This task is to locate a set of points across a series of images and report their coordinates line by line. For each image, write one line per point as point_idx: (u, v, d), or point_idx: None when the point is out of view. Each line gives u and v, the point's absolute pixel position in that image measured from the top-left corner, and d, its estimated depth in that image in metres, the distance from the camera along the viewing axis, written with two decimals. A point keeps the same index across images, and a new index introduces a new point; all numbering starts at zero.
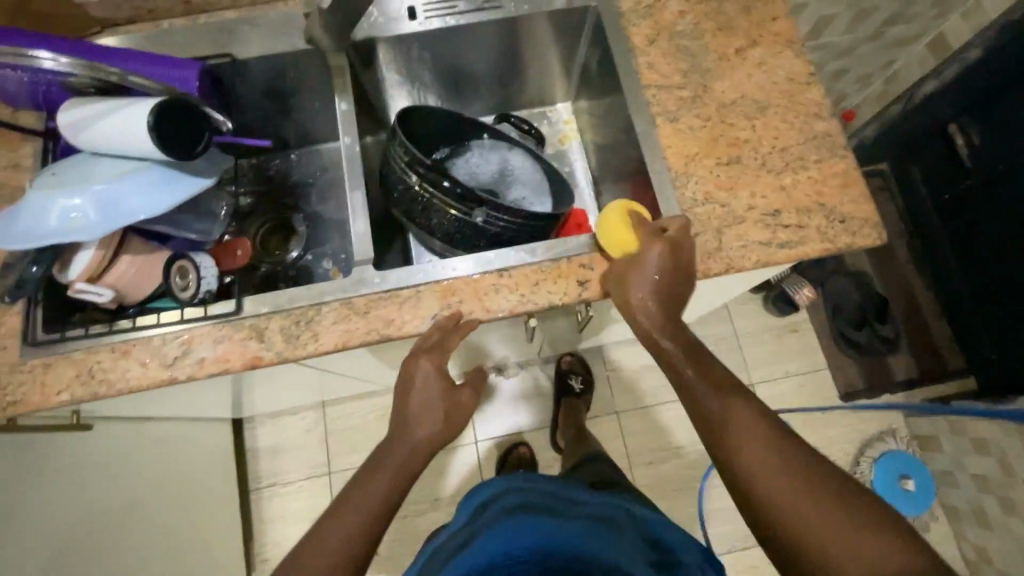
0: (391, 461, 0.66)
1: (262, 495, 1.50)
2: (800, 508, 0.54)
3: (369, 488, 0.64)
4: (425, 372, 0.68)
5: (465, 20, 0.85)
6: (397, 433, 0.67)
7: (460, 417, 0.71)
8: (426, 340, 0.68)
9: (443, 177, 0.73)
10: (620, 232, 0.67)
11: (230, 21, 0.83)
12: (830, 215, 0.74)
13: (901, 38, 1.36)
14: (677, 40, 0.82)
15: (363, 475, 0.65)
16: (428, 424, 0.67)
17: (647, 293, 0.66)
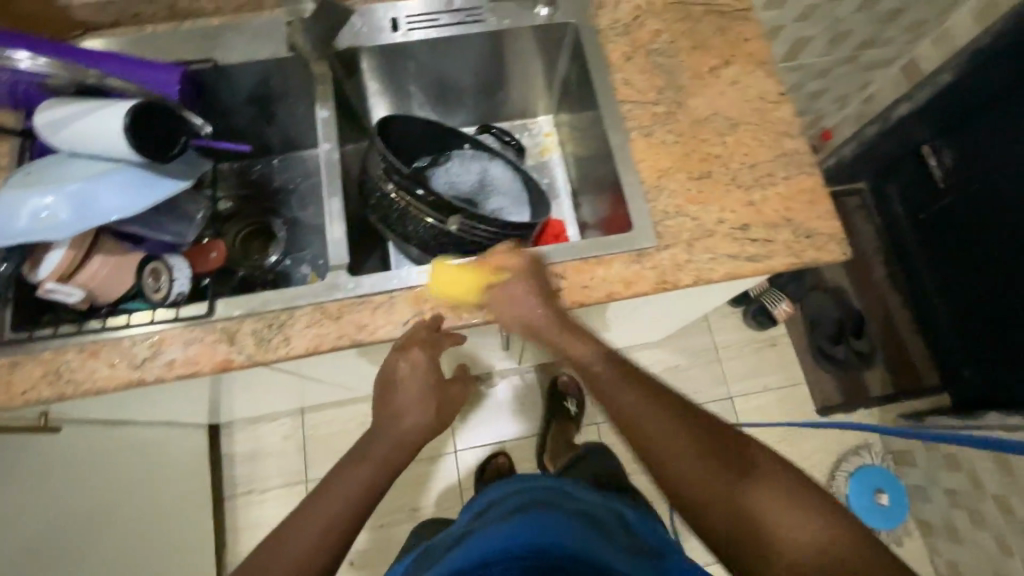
0: (376, 452, 0.68)
1: (237, 502, 1.48)
2: (718, 499, 0.55)
3: (352, 475, 0.67)
4: (416, 361, 0.69)
5: (447, 33, 0.86)
6: (384, 423, 0.70)
7: (450, 408, 0.75)
8: (414, 335, 0.69)
9: (418, 185, 0.73)
10: (451, 277, 0.70)
11: (214, 26, 0.84)
12: (797, 230, 0.76)
13: (876, 62, 1.40)
14: (654, 57, 0.84)
15: (347, 463, 0.68)
16: (414, 418, 0.70)
17: (528, 310, 0.68)
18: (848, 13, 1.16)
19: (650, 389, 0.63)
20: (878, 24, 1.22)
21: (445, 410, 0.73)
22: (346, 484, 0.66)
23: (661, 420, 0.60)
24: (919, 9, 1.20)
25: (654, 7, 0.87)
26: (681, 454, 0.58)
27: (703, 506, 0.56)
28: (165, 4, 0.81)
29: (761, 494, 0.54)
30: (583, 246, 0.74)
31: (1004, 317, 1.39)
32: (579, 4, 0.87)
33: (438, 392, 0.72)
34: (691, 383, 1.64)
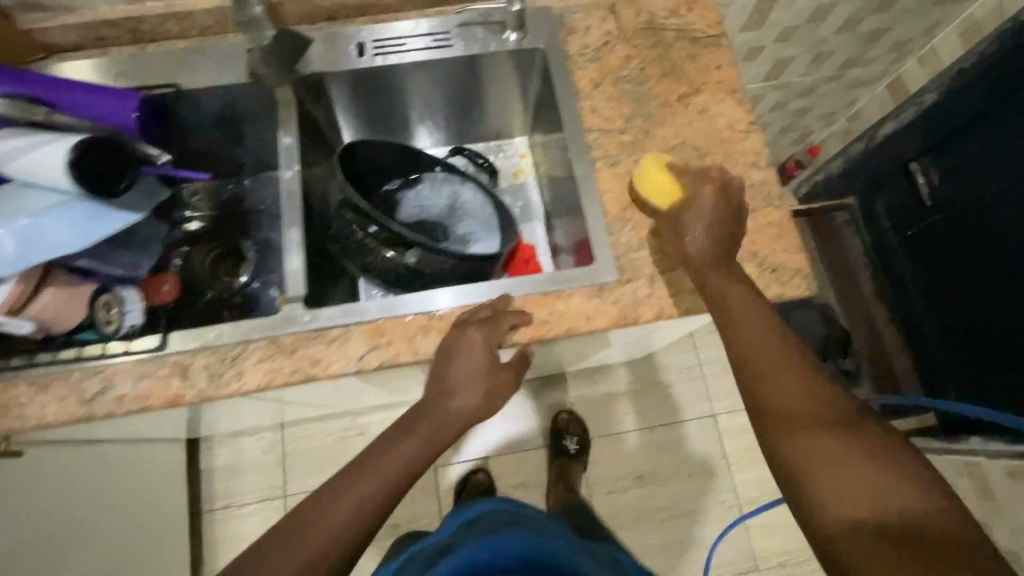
0: (419, 430, 0.66)
1: (215, 517, 1.48)
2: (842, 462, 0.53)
3: (392, 453, 0.65)
4: (472, 342, 0.67)
5: (415, 58, 0.84)
6: (436, 400, 0.67)
7: (496, 396, 0.70)
8: (478, 313, 0.70)
9: (370, 221, 0.73)
10: (659, 182, 0.71)
11: (174, 49, 0.82)
12: (761, 264, 0.75)
13: (863, 80, 1.37)
14: (622, 85, 0.83)
15: (390, 437, 0.66)
16: (460, 400, 0.67)
17: (699, 230, 0.67)
18: (831, 33, 1.14)
19: (789, 347, 0.60)
20: (861, 43, 1.21)
21: (497, 391, 0.69)
22: (385, 462, 0.64)
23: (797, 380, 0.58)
24: (904, 29, 1.18)
25: (624, 33, 0.86)
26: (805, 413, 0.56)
27: (826, 465, 0.53)
28: (128, 28, 0.80)
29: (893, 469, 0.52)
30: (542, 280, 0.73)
31: (993, 338, 1.38)
32: (549, 29, 0.85)
33: (496, 372, 0.69)
34: (676, 400, 1.62)
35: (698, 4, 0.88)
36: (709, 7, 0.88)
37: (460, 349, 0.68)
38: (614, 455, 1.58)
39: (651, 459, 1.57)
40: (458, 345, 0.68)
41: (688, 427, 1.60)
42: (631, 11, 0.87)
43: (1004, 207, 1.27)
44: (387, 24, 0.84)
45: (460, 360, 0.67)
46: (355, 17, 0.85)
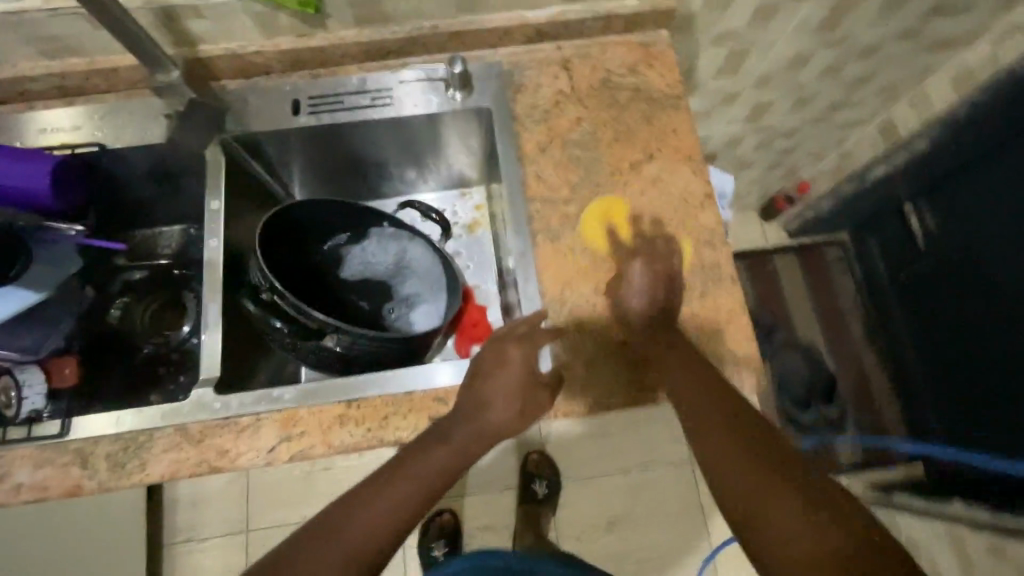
0: (454, 439, 0.60)
1: (175, 551, 1.45)
2: (783, 524, 0.48)
3: (425, 464, 0.59)
4: (507, 359, 0.64)
5: (355, 117, 0.80)
6: (468, 411, 0.62)
7: (537, 408, 0.64)
8: (517, 330, 0.67)
9: (273, 317, 0.71)
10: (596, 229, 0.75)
11: (100, 105, 0.78)
12: (707, 354, 0.70)
13: (851, 121, 1.30)
14: (570, 150, 0.78)
15: (421, 448, 0.60)
16: (499, 412, 0.62)
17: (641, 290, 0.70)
18: (812, 79, 1.08)
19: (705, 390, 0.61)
20: (846, 88, 1.14)
21: (535, 412, 0.64)
22: (417, 473, 0.58)
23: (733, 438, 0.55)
24: (891, 74, 1.12)
25: (577, 92, 0.81)
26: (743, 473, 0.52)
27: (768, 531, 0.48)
28: (52, 84, 0.76)
29: (833, 524, 0.47)
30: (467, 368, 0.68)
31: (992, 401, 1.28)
32: (496, 87, 0.81)
33: (535, 388, 0.65)
34: (652, 444, 1.57)
35: (659, 61, 0.83)
36: (670, 65, 0.83)
37: (497, 360, 0.65)
38: (586, 498, 1.53)
39: (624, 504, 1.52)
40: (495, 358, 0.65)
41: (663, 471, 1.55)
42: (585, 68, 0.82)
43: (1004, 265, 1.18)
44: (325, 80, 0.80)
45: (499, 372, 0.64)
46: (293, 71, 0.81)
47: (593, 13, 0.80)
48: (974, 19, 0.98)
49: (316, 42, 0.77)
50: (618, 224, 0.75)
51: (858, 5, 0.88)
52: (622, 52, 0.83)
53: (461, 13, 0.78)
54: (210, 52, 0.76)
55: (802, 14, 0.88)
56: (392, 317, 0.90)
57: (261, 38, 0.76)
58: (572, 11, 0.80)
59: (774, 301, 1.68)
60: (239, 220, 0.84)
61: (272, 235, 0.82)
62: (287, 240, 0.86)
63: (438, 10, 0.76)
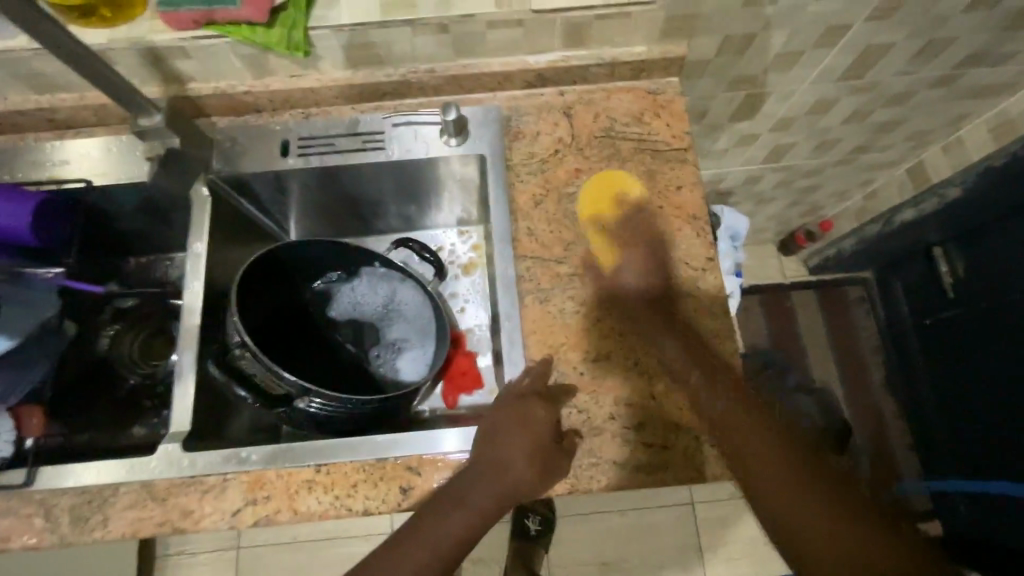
0: (471, 502, 0.60)
1: (166, 563, 1.43)
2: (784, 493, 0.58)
3: (442, 525, 0.59)
4: (536, 416, 0.64)
5: (344, 159, 0.77)
6: (484, 469, 0.62)
7: (553, 464, 0.63)
8: (521, 385, 0.67)
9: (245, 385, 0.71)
10: (600, 198, 0.74)
11: (87, 140, 0.77)
12: (699, 436, 0.65)
13: (878, 163, 1.22)
14: (567, 204, 0.74)
15: (436, 509, 0.60)
16: (515, 474, 0.61)
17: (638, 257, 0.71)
18: (835, 123, 1.01)
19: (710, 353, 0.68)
20: (871, 133, 1.08)
21: (550, 471, 0.63)
22: (432, 538, 0.59)
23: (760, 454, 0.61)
24: (920, 120, 1.05)
25: (577, 141, 0.77)
26: (780, 490, 0.58)
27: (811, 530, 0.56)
28: (42, 117, 0.76)
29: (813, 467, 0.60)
30: (440, 442, 0.65)
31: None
32: (493, 133, 0.77)
33: (553, 448, 0.64)
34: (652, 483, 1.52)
35: (667, 110, 0.78)
36: (680, 114, 0.78)
37: (514, 416, 0.64)
38: (583, 535, 1.49)
39: (619, 544, 1.48)
40: (514, 412, 0.64)
41: (661, 512, 1.50)
42: (588, 115, 0.78)
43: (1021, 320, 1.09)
44: (316, 120, 0.78)
45: (515, 428, 0.63)
46: (285, 110, 0.79)
47: (598, 59, 0.75)
48: (1013, 68, 0.91)
49: (307, 82, 0.75)
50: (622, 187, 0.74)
51: (886, 54, 0.82)
52: (628, 99, 0.79)
53: (458, 56, 0.74)
54: (200, 91, 0.74)
55: (824, 62, 0.82)
56: (378, 361, 0.87)
57: (252, 78, 0.75)
58: (575, 57, 0.76)
59: (789, 341, 1.61)
60: (225, 259, 0.82)
61: (253, 276, 0.80)
62: (274, 280, 0.84)
63: (434, 54, 0.73)
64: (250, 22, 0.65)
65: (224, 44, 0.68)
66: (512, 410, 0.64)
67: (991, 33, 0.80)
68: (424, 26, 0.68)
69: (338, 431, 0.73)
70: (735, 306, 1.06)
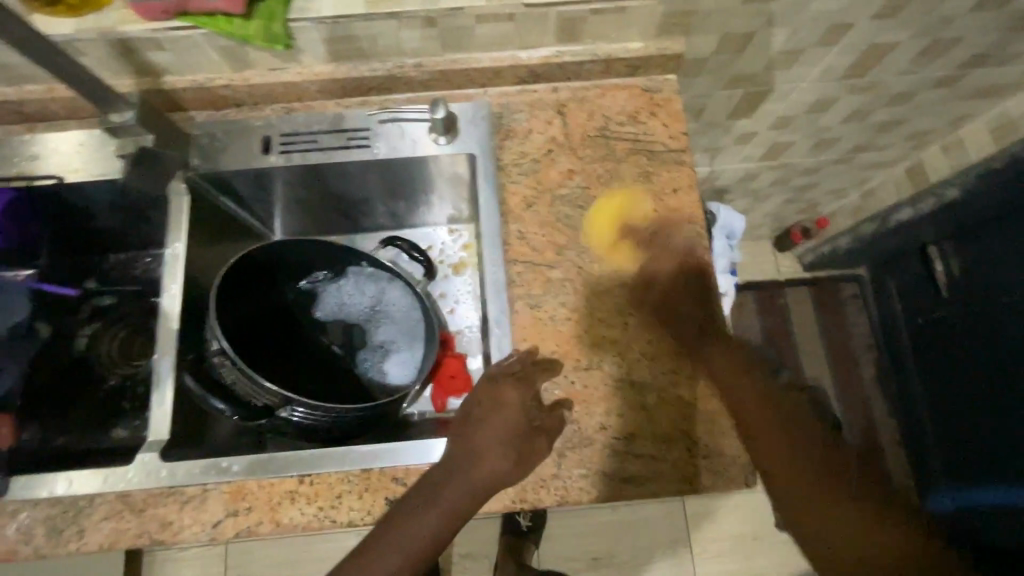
0: (443, 499, 0.57)
1: (156, 557, 1.41)
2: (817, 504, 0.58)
3: (414, 524, 0.56)
4: (504, 400, 0.62)
5: (329, 157, 0.75)
6: (458, 462, 0.59)
7: (534, 455, 0.61)
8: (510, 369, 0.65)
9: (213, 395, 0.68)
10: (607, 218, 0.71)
11: (56, 135, 0.74)
12: (691, 447, 0.65)
13: (876, 162, 1.20)
14: (560, 207, 0.72)
15: (407, 508, 0.58)
16: (490, 466, 0.59)
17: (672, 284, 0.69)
18: (834, 122, 0.99)
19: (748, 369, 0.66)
20: (870, 131, 1.05)
21: (535, 459, 0.62)
22: (401, 537, 0.56)
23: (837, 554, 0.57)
24: (919, 120, 1.03)
25: (570, 141, 0.74)
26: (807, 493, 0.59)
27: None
28: (10, 110, 0.73)
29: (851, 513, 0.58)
30: (427, 452, 0.63)
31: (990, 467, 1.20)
32: (483, 131, 0.74)
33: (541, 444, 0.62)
34: None
35: (663, 109, 0.75)
36: (676, 114, 0.75)
37: (491, 408, 0.62)
38: (575, 530, 1.49)
39: (610, 540, 1.48)
40: (489, 402, 0.62)
41: (652, 508, 1.50)
42: (582, 114, 0.75)
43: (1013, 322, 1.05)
44: (300, 116, 0.75)
45: (488, 418, 0.61)
46: (267, 104, 0.76)
47: (592, 55, 0.73)
48: (1018, 68, 0.89)
49: (290, 76, 0.72)
50: (627, 207, 0.72)
51: (890, 53, 0.79)
52: (623, 97, 0.76)
53: (447, 51, 0.71)
54: (176, 84, 0.71)
55: (826, 61, 0.79)
56: (365, 364, 0.85)
57: (230, 70, 0.71)
58: (569, 53, 0.73)
59: (782, 338, 1.60)
60: (205, 259, 0.80)
61: (236, 277, 0.77)
62: (257, 280, 0.81)
63: (422, 48, 0.70)
64: (226, 13, 0.62)
65: (199, 35, 0.64)
66: (487, 401, 0.62)
67: (997, 33, 0.78)
68: (410, 20, 0.65)
69: (323, 439, 0.72)
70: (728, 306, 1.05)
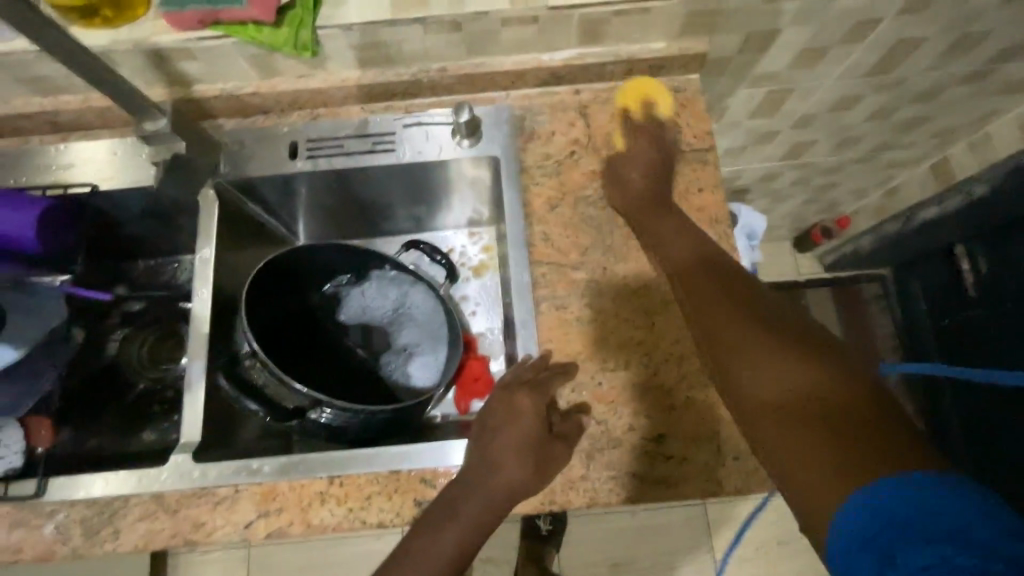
0: (465, 511, 0.56)
1: (180, 560, 1.43)
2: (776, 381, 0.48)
3: (438, 539, 0.55)
4: (518, 410, 0.61)
5: (353, 161, 0.75)
6: (478, 474, 0.58)
7: (553, 463, 0.61)
8: (527, 374, 0.64)
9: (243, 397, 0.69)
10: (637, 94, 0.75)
11: (89, 144, 0.75)
12: (721, 448, 0.64)
13: (899, 160, 1.19)
14: (583, 208, 0.72)
15: (429, 522, 0.56)
16: (510, 477, 0.57)
17: (641, 170, 0.70)
18: (857, 120, 0.98)
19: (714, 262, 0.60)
20: (894, 129, 1.04)
21: (551, 467, 0.60)
22: (424, 553, 0.54)
23: (798, 414, 0.45)
24: (944, 117, 1.01)
25: (593, 142, 0.74)
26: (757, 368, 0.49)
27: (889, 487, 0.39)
28: (46, 120, 0.75)
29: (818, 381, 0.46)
30: (455, 453, 0.63)
31: None
32: (506, 133, 0.75)
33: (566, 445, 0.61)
34: None
35: (686, 109, 0.75)
36: (700, 114, 0.75)
37: (507, 418, 0.61)
38: (594, 536, 1.47)
39: (630, 545, 1.47)
40: (504, 412, 0.61)
41: (671, 512, 1.49)
42: (605, 115, 0.75)
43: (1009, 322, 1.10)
44: (325, 122, 0.76)
45: (506, 428, 0.60)
46: (293, 111, 0.77)
47: (615, 57, 0.73)
48: None
49: (315, 83, 0.73)
50: (660, 100, 0.75)
51: (916, 49, 0.78)
52: (646, 97, 0.76)
53: (470, 55, 0.72)
54: (205, 92, 0.73)
55: (851, 59, 0.79)
56: (389, 367, 0.85)
57: (259, 78, 0.73)
58: (592, 55, 0.73)
59: None
60: (233, 263, 0.81)
61: (263, 281, 0.78)
62: (283, 284, 0.82)
63: (446, 53, 0.71)
64: (256, 21, 0.63)
65: (230, 44, 0.66)
66: (504, 409, 0.61)
67: None
68: (435, 25, 0.65)
69: (350, 440, 0.72)
70: None
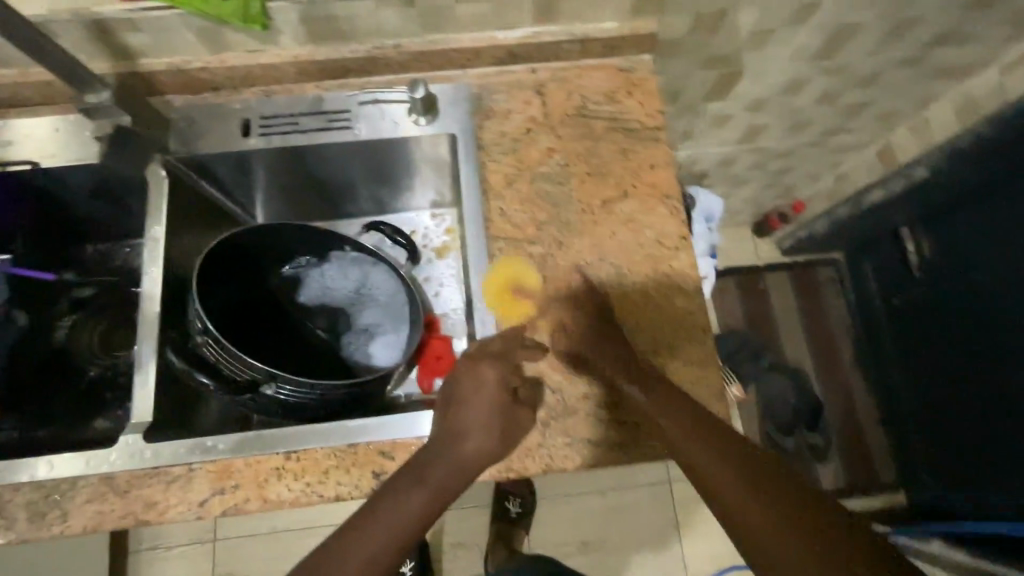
0: (432, 478, 0.57)
1: (141, 557, 1.39)
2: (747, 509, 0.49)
3: (400, 503, 0.56)
4: (482, 377, 0.62)
5: (309, 139, 0.75)
6: (445, 442, 0.59)
7: (517, 430, 0.62)
8: (491, 345, 0.65)
9: None
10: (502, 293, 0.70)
11: (30, 120, 0.73)
12: None
13: (847, 145, 1.23)
14: (540, 184, 0.73)
15: (394, 488, 0.57)
16: (475, 445, 0.59)
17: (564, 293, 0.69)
18: (807, 104, 1.02)
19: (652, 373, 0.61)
20: (841, 115, 1.09)
21: (517, 431, 0.62)
22: (386, 516, 0.55)
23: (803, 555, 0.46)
24: (886, 102, 1.06)
25: (549, 120, 0.75)
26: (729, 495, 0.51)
27: None
28: None
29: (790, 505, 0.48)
30: (416, 425, 0.64)
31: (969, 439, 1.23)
32: (464, 112, 0.76)
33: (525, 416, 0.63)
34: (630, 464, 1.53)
35: (639, 89, 0.77)
36: (652, 93, 0.77)
37: (474, 386, 0.62)
38: (564, 517, 1.50)
39: (598, 525, 1.50)
40: (472, 382, 0.62)
41: (637, 492, 1.52)
42: (561, 94, 0.77)
43: (1000, 308, 1.08)
44: (280, 99, 0.75)
45: (474, 398, 0.61)
46: (246, 88, 0.76)
47: (570, 36, 0.74)
48: (977, 49, 0.92)
49: (267, 58, 0.72)
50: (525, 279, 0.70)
51: (855, 35, 0.82)
52: (601, 77, 0.77)
53: (425, 32, 0.72)
54: (153, 67, 0.71)
55: (796, 42, 0.82)
56: (349, 347, 0.85)
57: (208, 53, 0.71)
58: (547, 34, 0.74)
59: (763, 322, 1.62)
60: (187, 244, 0.80)
61: (218, 260, 0.77)
62: (239, 264, 0.81)
63: (401, 28, 0.71)
64: None
65: (175, 16, 0.64)
66: (471, 379, 0.62)
67: (956, 13, 0.81)
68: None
69: (309, 418, 0.72)
70: (708, 287, 1.07)
